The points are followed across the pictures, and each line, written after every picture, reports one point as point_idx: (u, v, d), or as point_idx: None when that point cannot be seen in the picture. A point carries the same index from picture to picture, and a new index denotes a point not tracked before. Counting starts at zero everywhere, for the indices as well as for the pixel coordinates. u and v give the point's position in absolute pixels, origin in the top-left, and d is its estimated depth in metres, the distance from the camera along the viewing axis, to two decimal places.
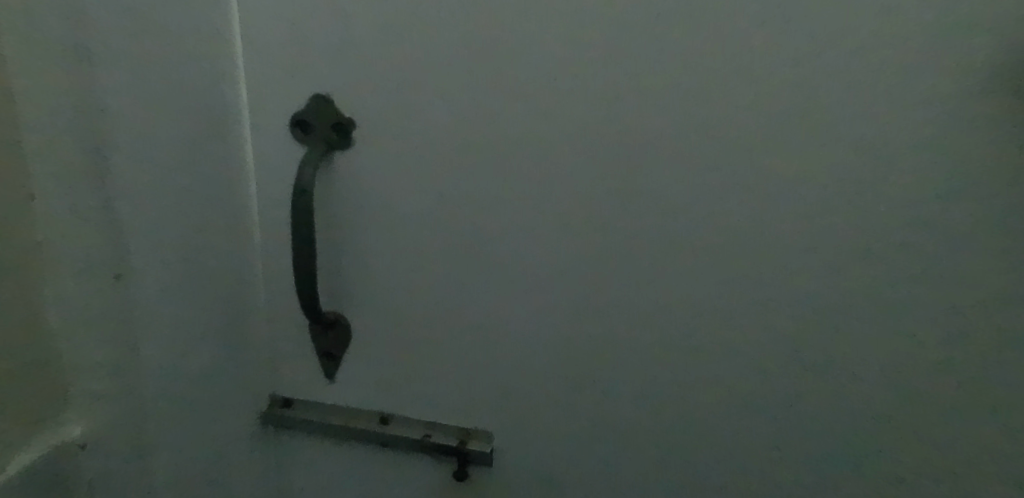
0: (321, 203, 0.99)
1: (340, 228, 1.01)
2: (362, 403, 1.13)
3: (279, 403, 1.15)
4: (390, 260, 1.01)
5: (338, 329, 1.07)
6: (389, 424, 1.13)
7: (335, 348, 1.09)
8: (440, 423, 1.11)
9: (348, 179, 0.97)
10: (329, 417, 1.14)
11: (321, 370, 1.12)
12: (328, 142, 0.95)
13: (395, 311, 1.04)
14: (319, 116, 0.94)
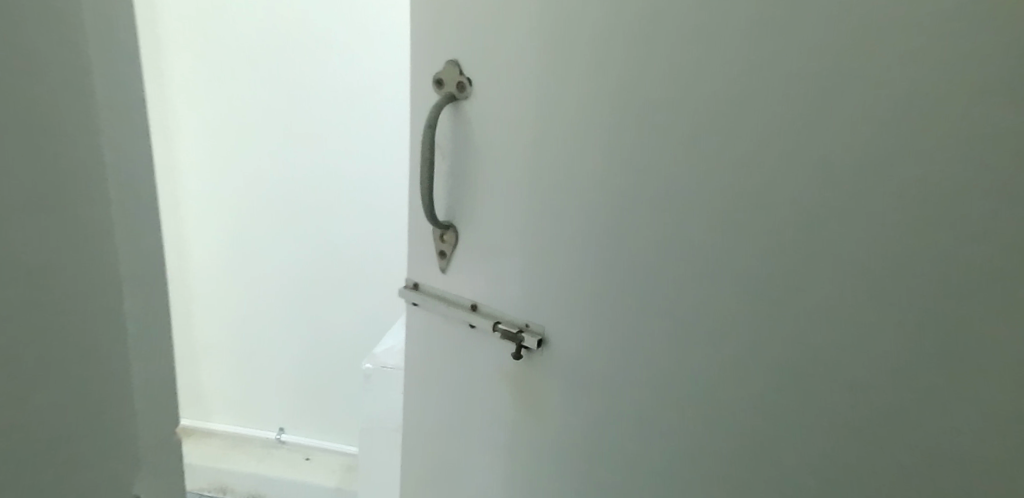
0: (447, 151, 0.72)
1: (462, 177, 0.72)
2: (448, 287, 0.78)
3: (410, 286, 0.81)
4: (498, 203, 0.70)
5: (449, 235, 0.75)
6: (481, 313, 0.75)
7: (447, 248, 0.75)
8: (512, 305, 0.72)
9: (466, 138, 0.70)
10: (435, 298, 0.79)
11: (436, 261, 0.78)
12: (451, 93, 0.69)
13: (495, 257, 0.72)
14: (449, 73, 0.68)
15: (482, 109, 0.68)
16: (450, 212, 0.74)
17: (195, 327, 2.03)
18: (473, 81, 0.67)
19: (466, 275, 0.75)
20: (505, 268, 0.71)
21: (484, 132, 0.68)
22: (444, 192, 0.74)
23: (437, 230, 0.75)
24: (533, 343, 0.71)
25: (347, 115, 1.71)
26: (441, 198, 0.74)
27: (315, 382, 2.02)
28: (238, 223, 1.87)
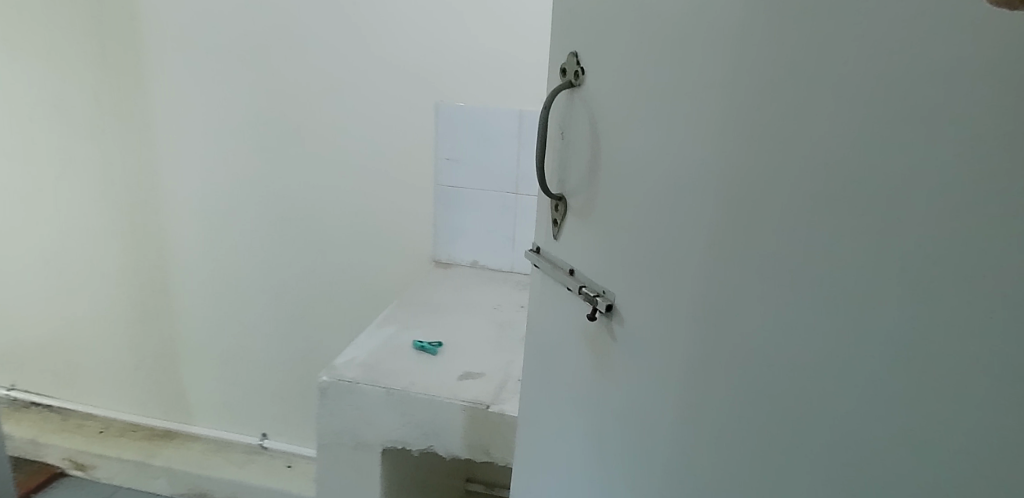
0: (568, 132, 0.78)
1: (575, 153, 0.77)
2: (558, 254, 0.83)
3: (535, 251, 0.89)
4: (592, 175, 0.74)
5: (561, 205, 0.81)
6: (576, 277, 0.79)
7: (559, 216, 0.82)
8: (599, 275, 0.75)
9: (576, 122, 0.76)
10: (548, 262, 0.85)
11: (551, 229, 0.84)
12: (569, 80, 0.75)
13: (593, 222, 0.75)
14: (570, 63, 0.76)
15: (591, 98, 0.73)
16: (562, 185, 0.80)
17: (173, 329, 2.02)
18: (585, 71, 0.74)
19: (571, 243, 0.80)
20: (596, 236, 0.75)
21: (591, 113, 0.73)
22: (558, 169, 0.81)
23: (552, 201, 0.82)
24: (602, 308, 0.73)
25: (327, 114, 1.71)
26: (556, 172, 0.82)
27: (292, 384, 1.99)
28: (217, 223, 1.86)
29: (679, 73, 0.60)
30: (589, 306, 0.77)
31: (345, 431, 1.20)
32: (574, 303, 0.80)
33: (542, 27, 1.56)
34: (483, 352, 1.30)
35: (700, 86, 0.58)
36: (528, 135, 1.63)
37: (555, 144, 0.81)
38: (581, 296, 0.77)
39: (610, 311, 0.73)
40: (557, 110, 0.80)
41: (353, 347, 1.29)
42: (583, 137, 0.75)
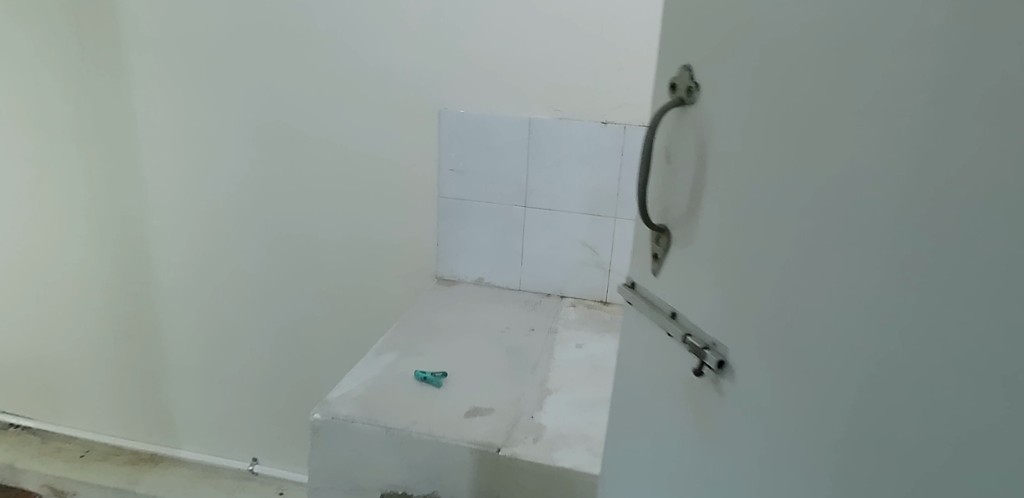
0: (675, 154, 0.66)
1: (682, 180, 0.65)
2: (655, 293, 0.71)
3: (628, 285, 0.76)
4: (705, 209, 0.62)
5: (663, 238, 0.68)
6: (678, 322, 0.67)
7: (660, 250, 0.69)
8: (710, 323, 0.63)
9: (686, 145, 0.64)
10: (644, 301, 0.73)
11: (650, 263, 0.72)
12: (679, 96, 0.63)
13: (703, 263, 0.63)
14: (682, 78, 0.63)
15: (706, 121, 0.61)
16: (665, 214, 0.68)
17: (159, 348, 1.90)
18: (700, 86, 0.61)
19: (672, 284, 0.68)
20: (706, 281, 0.63)
21: (706, 136, 0.61)
22: (660, 195, 0.69)
23: (653, 233, 0.70)
24: (713, 363, 0.62)
25: (319, 120, 1.59)
26: (658, 199, 0.69)
27: (283, 406, 1.87)
28: (204, 236, 1.75)
29: (825, 91, 0.48)
30: (693, 358, 0.65)
31: (341, 472, 1.08)
32: (672, 354, 0.69)
33: (553, 26, 1.44)
34: (491, 384, 1.19)
35: (848, 109, 0.47)
36: (538, 143, 1.51)
37: (658, 168, 0.69)
38: (686, 346, 0.65)
39: (721, 368, 0.62)
40: (662, 129, 0.68)
41: (348, 379, 1.18)
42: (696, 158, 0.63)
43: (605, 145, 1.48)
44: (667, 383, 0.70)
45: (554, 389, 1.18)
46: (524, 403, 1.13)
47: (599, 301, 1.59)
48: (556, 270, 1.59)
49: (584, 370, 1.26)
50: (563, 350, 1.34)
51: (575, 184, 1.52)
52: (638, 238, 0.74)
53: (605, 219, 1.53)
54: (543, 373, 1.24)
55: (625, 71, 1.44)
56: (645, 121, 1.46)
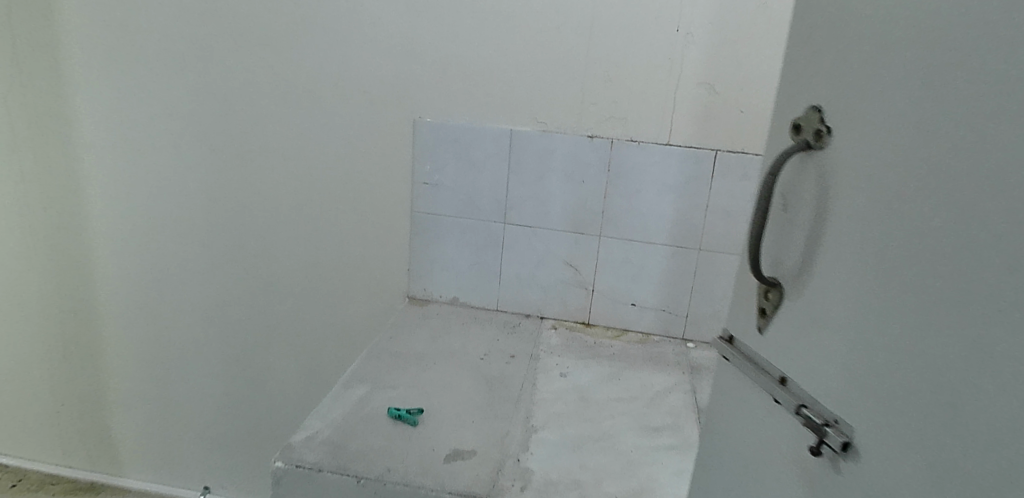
0: (798, 211, 0.65)
1: (805, 239, 0.64)
2: (761, 355, 0.70)
3: (725, 339, 0.75)
4: (830, 275, 0.61)
5: (774, 292, 0.67)
6: (790, 390, 0.65)
7: (769, 306, 0.68)
8: (829, 397, 0.61)
9: (810, 201, 0.63)
10: (745, 359, 0.72)
11: (754, 319, 0.71)
12: (805, 141, 0.62)
13: (824, 335, 0.61)
14: (808, 119, 0.63)
15: (837, 182, 0.60)
16: (778, 270, 0.67)
17: (99, 370, 1.73)
18: (831, 132, 0.60)
19: (783, 346, 0.67)
20: (826, 350, 0.61)
21: (835, 197, 0.60)
22: (774, 246, 0.68)
23: (762, 286, 0.69)
24: (835, 444, 0.59)
25: (279, 126, 1.47)
26: (771, 250, 0.69)
27: (234, 434, 1.72)
28: (152, 249, 1.60)
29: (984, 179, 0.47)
30: (810, 435, 0.63)
31: None
32: (782, 419, 0.67)
33: (536, 32, 1.35)
34: (471, 421, 1.09)
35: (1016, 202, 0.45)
36: (520, 157, 1.42)
37: (774, 219, 0.68)
38: (801, 419, 0.63)
39: (844, 450, 0.59)
40: (781, 177, 0.67)
41: (314, 418, 1.07)
42: (820, 215, 0.62)
43: (591, 161, 1.41)
44: (771, 450, 0.68)
45: (539, 426, 1.10)
46: (509, 442, 1.05)
47: (580, 322, 1.51)
48: (537, 290, 1.50)
49: (571, 403, 1.18)
50: (547, 379, 1.25)
51: (559, 201, 1.44)
52: (745, 295, 0.73)
53: (589, 238, 1.45)
54: (528, 407, 1.15)
55: (613, 83, 1.36)
56: (634, 136, 1.39)
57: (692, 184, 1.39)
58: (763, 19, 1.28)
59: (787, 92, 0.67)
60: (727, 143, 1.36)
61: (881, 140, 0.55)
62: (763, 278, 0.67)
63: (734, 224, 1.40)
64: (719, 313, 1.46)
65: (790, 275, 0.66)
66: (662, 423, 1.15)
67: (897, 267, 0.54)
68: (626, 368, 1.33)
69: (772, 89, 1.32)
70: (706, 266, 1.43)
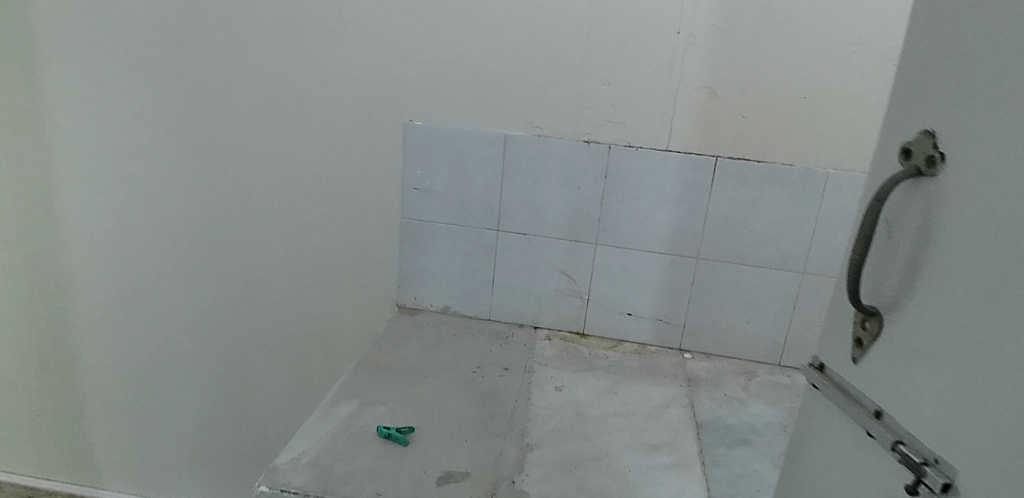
0: (904, 240, 0.62)
1: (912, 270, 0.61)
2: (856, 384, 0.68)
3: (815, 366, 0.74)
4: (934, 310, 0.59)
5: (872, 322, 0.66)
6: (884, 424, 0.64)
7: (866, 336, 0.67)
8: (928, 433, 0.59)
9: (918, 231, 0.61)
10: (836, 388, 0.71)
11: (850, 349, 0.69)
12: (916, 168, 0.60)
13: (924, 370, 0.60)
14: (920, 145, 0.60)
15: (949, 214, 0.57)
16: (879, 299, 0.65)
17: (77, 380, 1.67)
18: (945, 160, 0.58)
19: (878, 377, 0.65)
20: (924, 386, 0.60)
21: (946, 229, 0.58)
22: (873, 276, 0.66)
23: (860, 315, 0.67)
24: (933, 485, 0.58)
25: (263, 129, 1.41)
26: (869, 279, 0.67)
27: (216, 446, 1.67)
28: (131, 256, 1.55)
29: None
30: (906, 472, 0.62)
31: None
32: (874, 452, 0.66)
33: (529, 33, 1.31)
34: (464, 439, 1.05)
35: None
36: (514, 162, 1.38)
37: (877, 248, 0.66)
38: (897, 456, 0.62)
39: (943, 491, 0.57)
40: (885, 206, 0.65)
41: (299, 438, 1.02)
42: (925, 248, 0.60)
43: (587, 167, 1.37)
44: (863, 482, 0.67)
45: (535, 444, 1.06)
46: (504, 462, 1.01)
47: (575, 333, 1.48)
48: (530, 300, 1.46)
49: (568, 419, 1.14)
50: (542, 393, 1.21)
51: (554, 207, 1.40)
52: (840, 322, 0.71)
53: (585, 245, 1.41)
54: (523, 424, 1.11)
55: (610, 86, 1.32)
56: (631, 141, 1.35)
57: (692, 190, 1.35)
58: (765, 22, 1.25)
59: (894, 119, 0.65)
60: (727, 150, 1.33)
61: (993, 174, 0.54)
62: (862, 307, 0.65)
63: (734, 232, 1.36)
64: (717, 323, 1.42)
65: (887, 304, 0.64)
66: (661, 440, 1.11)
67: (1004, 304, 0.53)
68: (623, 381, 1.29)
69: (774, 93, 1.29)
70: (706, 276, 1.40)
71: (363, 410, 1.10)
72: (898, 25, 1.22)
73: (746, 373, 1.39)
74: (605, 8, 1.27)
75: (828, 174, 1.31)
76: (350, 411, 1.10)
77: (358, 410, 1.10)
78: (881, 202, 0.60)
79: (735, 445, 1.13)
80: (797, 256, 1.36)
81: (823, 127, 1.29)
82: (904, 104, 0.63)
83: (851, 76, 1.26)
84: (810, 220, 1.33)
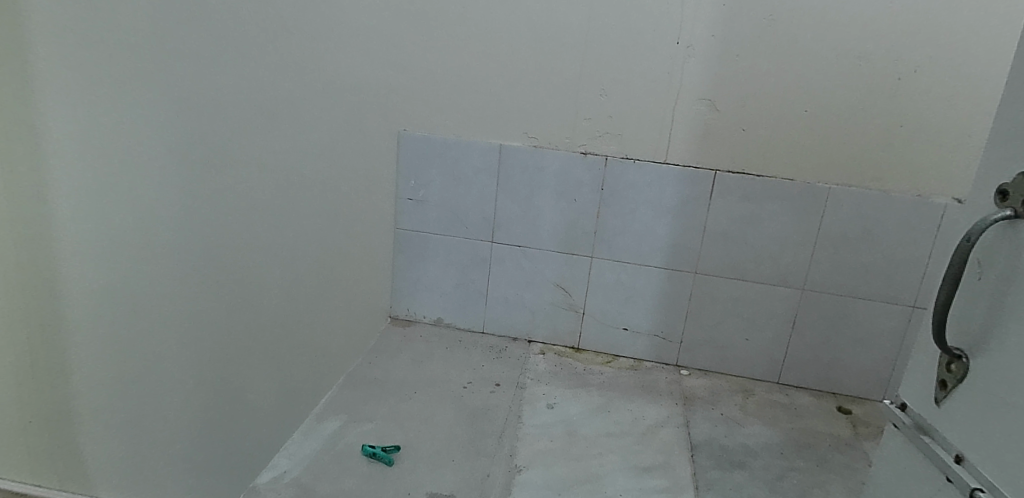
0: (995, 282, 0.57)
1: (1004, 315, 0.56)
2: (937, 427, 0.62)
3: (898, 406, 0.68)
4: (1022, 360, 0.53)
5: (957, 365, 0.60)
6: (967, 470, 0.58)
7: (950, 379, 0.60)
8: (1015, 484, 0.54)
9: (1013, 273, 0.55)
10: (918, 429, 0.65)
11: (933, 390, 0.63)
12: (1012, 210, 0.55)
13: (1008, 419, 0.54)
14: (1018, 187, 0.55)
15: None
16: (966, 340, 0.59)
17: (68, 386, 1.66)
18: None
19: (960, 421, 0.59)
20: (1005, 435, 0.54)
21: None
22: (960, 315, 0.61)
23: (945, 356, 0.61)
24: None
25: (255, 135, 1.39)
26: (956, 319, 0.61)
27: (204, 456, 1.64)
28: (121, 262, 1.53)
29: None
30: None
31: None
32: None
33: (525, 42, 1.28)
34: (451, 459, 1.02)
35: None
36: (508, 173, 1.36)
37: (966, 287, 0.60)
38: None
39: None
40: (979, 244, 0.59)
41: (283, 455, 1.00)
42: (1014, 291, 0.55)
43: (583, 179, 1.34)
44: None
45: (523, 465, 1.04)
46: (490, 485, 0.98)
47: (570, 347, 1.45)
48: (524, 313, 1.44)
49: (559, 440, 1.11)
50: (533, 410, 1.19)
51: (550, 220, 1.37)
52: (922, 360, 0.65)
53: (580, 259, 1.39)
54: (512, 445, 1.08)
55: (608, 97, 1.29)
56: (628, 153, 1.32)
57: (690, 204, 1.32)
58: (766, 33, 1.22)
59: (993, 152, 0.59)
60: (727, 164, 1.30)
61: None
62: (946, 347, 0.60)
63: (733, 247, 1.34)
64: (715, 340, 1.39)
65: (971, 345, 0.59)
66: (653, 463, 1.08)
67: None
68: (617, 398, 1.26)
69: (781, 107, 1.26)
70: (702, 291, 1.37)
71: (360, 429, 1.08)
72: (903, 39, 1.19)
73: (744, 392, 1.36)
74: (602, 17, 1.25)
75: (829, 189, 1.28)
76: (347, 427, 1.08)
77: (356, 429, 1.08)
78: (973, 243, 0.56)
79: (731, 468, 1.10)
80: (797, 273, 1.33)
81: (823, 143, 1.26)
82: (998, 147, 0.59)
83: (855, 90, 1.23)
84: (814, 237, 1.30)
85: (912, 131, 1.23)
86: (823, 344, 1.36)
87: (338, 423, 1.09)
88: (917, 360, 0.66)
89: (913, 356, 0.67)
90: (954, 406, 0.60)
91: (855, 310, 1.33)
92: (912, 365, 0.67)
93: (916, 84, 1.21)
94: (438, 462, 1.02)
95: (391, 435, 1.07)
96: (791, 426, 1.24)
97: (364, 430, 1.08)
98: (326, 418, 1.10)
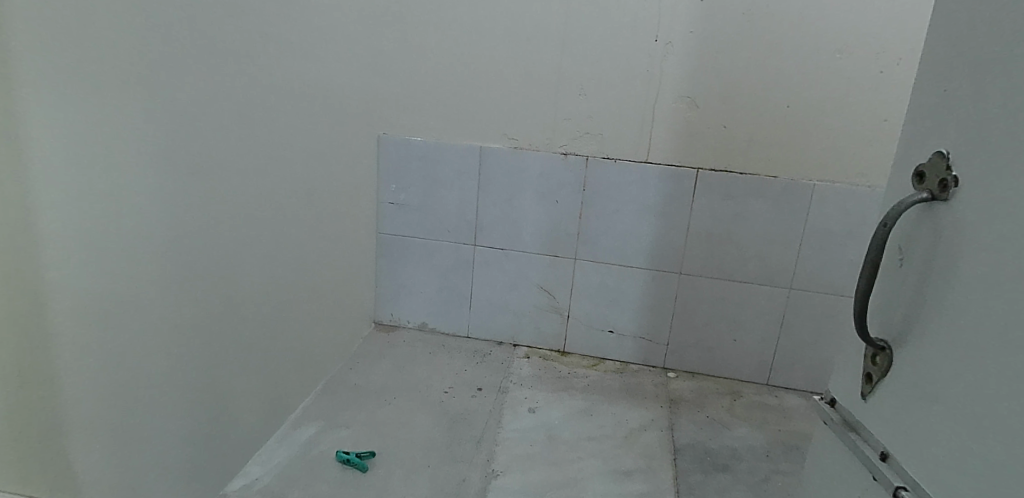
0: (914, 268, 0.56)
1: (923, 304, 0.55)
2: (866, 423, 0.61)
3: (828, 401, 0.68)
4: (940, 348, 0.53)
5: (882, 357, 0.59)
6: (889, 466, 0.57)
7: (875, 372, 0.60)
8: (932, 478, 0.53)
9: (931, 256, 0.54)
10: (845, 425, 0.64)
11: (860, 385, 0.63)
12: (929, 192, 0.54)
13: (929, 412, 0.53)
14: (934, 167, 0.54)
15: (961, 241, 0.51)
16: (888, 329, 0.59)
17: (58, 398, 1.65)
18: (958, 183, 0.52)
19: (885, 414, 0.58)
20: (925, 426, 0.54)
21: (957, 258, 0.51)
22: (883, 305, 0.60)
23: (870, 349, 0.61)
24: None
25: (238, 141, 1.38)
26: (878, 308, 0.61)
27: (193, 468, 1.62)
28: (107, 272, 1.53)
29: None
30: None
31: None
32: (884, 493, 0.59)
33: (504, 42, 1.27)
34: (426, 465, 1.01)
35: None
36: (490, 174, 1.34)
37: (887, 275, 0.60)
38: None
39: None
40: (896, 231, 0.59)
41: (254, 464, 0.98)
42: (933, 278, 0.54)
43: (565, 180, 1.33)
44: None
45: (500, 471, 1.02)
46: (466, 491, 0.96)
47: (556, 350, 1.43)
48: (508, 316, 1.42)
49: (539, 443, 1.09)
50: (514, 414, 1.17)
51: (532, 221, 1.36)
52: (854, 354, 0.64)
53: (562, 260, 1.37)
54: (490, 449, 1.07)
55: (587, 97, 1.28)
56: (610, 153, 1.31)
57: (673, 203, 1.30)
58: (746, 28, 1.20)
59: (911, 137, 0.58)
60: (708, 161, 1.28)
61: (1007, 204, 0.47)
62: (868, 339, 0.59)
63: (711, 246, 1.32)
64: (700, 341, 1.37)
65: (894, 336, 0.58)
66: (635, 466, 1.06)
67: (1013, 346, 0.46)
68: (600, 401, 1.25)
69: (757, 103, 1.24)
70: (687, 291, 1.35)
71: (336, 437, 1.06)
72: (880, 30, 1.17)
73: (730, 393, 1.34)
74: (582, 16, 1.24)
75: (814, 185, 1.26)
76: (322, 435, 1.06)
77: (332, 438, 1.06)
78: (888, 227, 0.55)
79: (713, 471, 1.07)
80: (784, 271, 1.31)
81: (809, 138, 1.24)
82: (913, 127, 0.58)
83: (834, 83, 1.21)
84: (794, 234, 1.28)
85: (893, 125, 1.21)
86: (809, 344, 1.34)
87: (314, 431, 1.07)
88: (851, 354, 0.65)
89: (848, 350, 0.66)
90: (882, 398, 0.59)
91: (841, 309, 1.31)
92: (844, 359, 0.66)
93: (896, 76, 1.19)
94: (411, 467, 1.00)
95: (365, 442, 1.05)
96: (779, 428, 1.22)
97: (339, 438, 1.06)
98: (302, 424, 1.09)
